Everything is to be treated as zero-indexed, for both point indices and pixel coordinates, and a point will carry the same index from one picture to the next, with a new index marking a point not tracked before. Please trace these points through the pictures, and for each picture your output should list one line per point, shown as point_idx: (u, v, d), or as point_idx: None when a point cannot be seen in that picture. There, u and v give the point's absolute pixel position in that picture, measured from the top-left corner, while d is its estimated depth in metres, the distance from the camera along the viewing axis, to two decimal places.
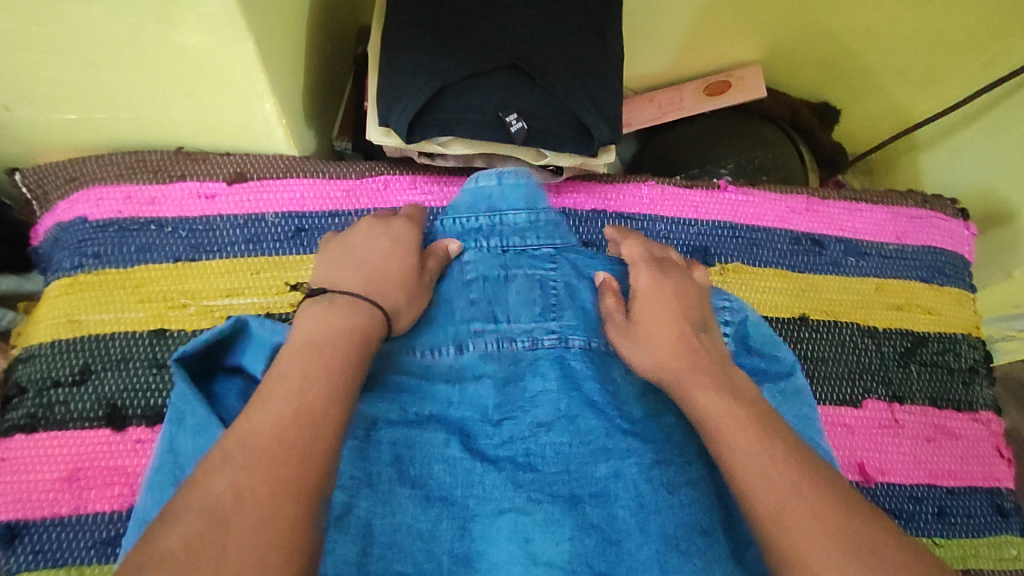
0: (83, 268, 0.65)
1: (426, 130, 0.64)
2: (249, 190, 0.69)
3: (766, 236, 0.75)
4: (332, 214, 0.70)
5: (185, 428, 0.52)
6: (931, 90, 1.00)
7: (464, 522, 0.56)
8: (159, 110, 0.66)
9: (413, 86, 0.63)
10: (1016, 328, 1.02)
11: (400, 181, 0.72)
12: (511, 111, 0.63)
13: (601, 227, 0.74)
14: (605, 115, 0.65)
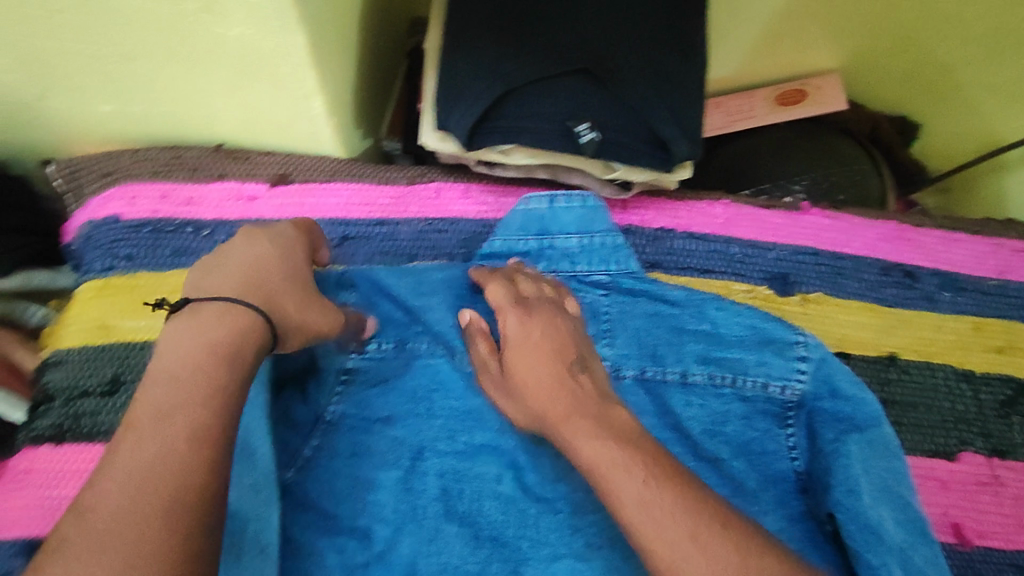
0: (116, 270, 0.61)
1: (486, 137, 0.58)
2: (292, 194, 0.64)
3: (851, 265, 0.68)
4: (380, 222, 0.65)
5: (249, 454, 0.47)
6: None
7: (516, 567, 0.51)
8: (198, 104, 0.61)
9: (473, 87, 0.57)
10: None
11: (453, 188, 0.67)
12: (582, 119, 0.57)
13: (669, 247, 0.67)
14: (684, 126, 0.59)
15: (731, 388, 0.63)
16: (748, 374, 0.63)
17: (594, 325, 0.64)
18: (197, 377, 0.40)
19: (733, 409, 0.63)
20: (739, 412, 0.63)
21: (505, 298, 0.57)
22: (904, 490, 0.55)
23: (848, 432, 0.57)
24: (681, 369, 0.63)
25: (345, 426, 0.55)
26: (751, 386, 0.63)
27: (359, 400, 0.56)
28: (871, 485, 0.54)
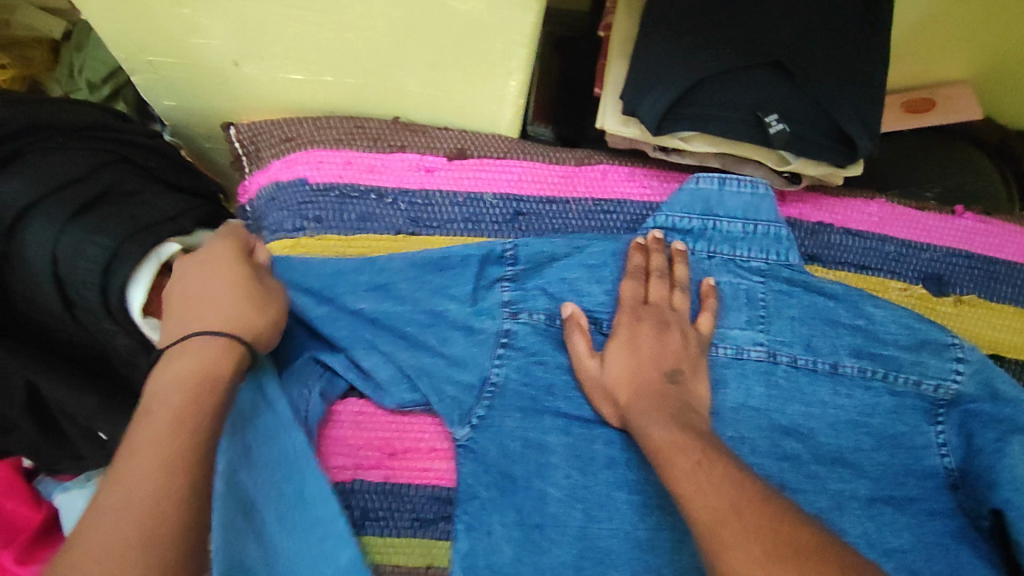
0: (305, 230, 0.64)
1: (673, 123, 0.60)
2: (468, 167, 0.67)
3: (1006, 270, 0.69)
4: (550, 199, 0.67)
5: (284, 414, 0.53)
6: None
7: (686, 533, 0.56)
8: (392, 77, 0.64)
9: (667, 76, 0.59)
10: None
11: (619, 171, 0.69)
12: (772, 111, 0.59)
13: (828, 241, 0.69)
14: (867, 124, 0.60)
15: (882, 382, 0.62)
16: (904, 371, 0.62)
17: (749, 310, 0.64)
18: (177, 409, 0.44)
19: (884, 402, 0.62)
20: (890, 406, 0.62)
21: (632, 297, 0.60)
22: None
23: (1011, 433, 0.58)
24: (833, 360, 0.63)
25: (511, 394, 0.58)
26: (905, 383, 0.62)
27: (521, 366, 0.59)
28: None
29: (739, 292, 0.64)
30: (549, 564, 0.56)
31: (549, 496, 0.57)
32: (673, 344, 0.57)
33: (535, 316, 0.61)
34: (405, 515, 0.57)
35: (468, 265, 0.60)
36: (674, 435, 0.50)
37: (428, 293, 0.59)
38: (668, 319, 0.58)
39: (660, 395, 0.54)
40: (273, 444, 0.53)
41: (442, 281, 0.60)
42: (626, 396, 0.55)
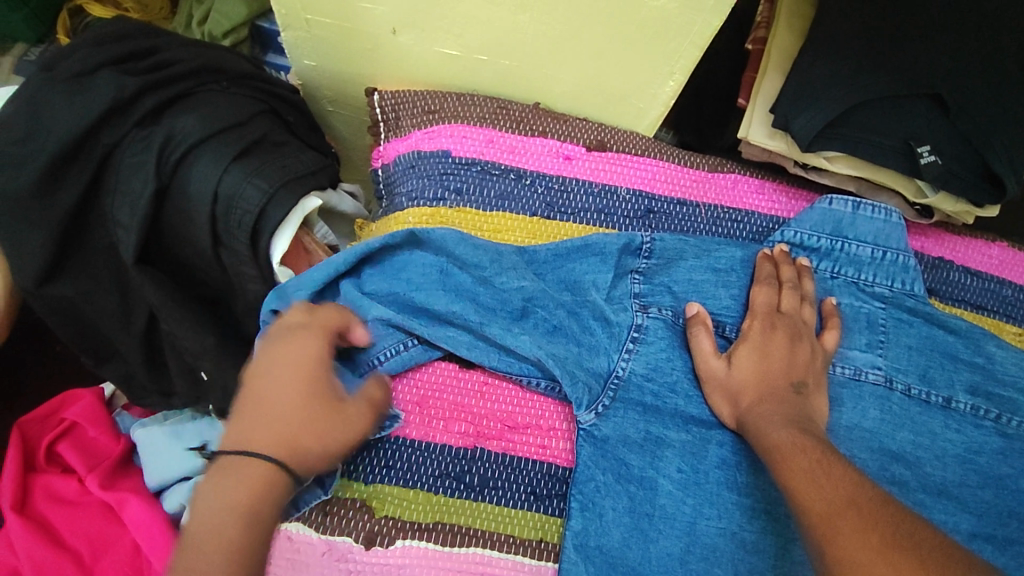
0: (445, 201, 0.66)
1: (823, 140, 0.62)
2: (606, 160, 0.68)
3: None
4: (681, 201, 0.68)
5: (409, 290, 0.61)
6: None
7: (788, 542, 0.55)
8: (549, 64, 0.66)
9: (824, 94, 0.60)
10: None
11: (749, 183, 0.70)
12: (926, 141, 0.60)
13: (946, 277, 0.69)
14: (1015, 164, 0.60)
15: (993, 422, 0.62)
16: (1018, 414, 0.62)
17: (868, 333, 0.64)
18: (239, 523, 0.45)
19: (993, 442, 0.62)
20: (999, 446, 0.62)
21: (766, 305, 0.61)
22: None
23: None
24: (947, 394, 0.63)
25: (633, 388, 0.60)
26: (1016, 426, 0.62)
27: (649, 362, 0.61)
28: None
29: (860, 317, 0.65)
30: (654, 555, 0.54)
31: (660, 487, 0.56)
32: (801, 354, 0.58)
33: (663, 311, 0.62)
34: (522, 489, 0.57)
35: (613, 253, 0.63)
36: (793, 437, 0.51)
37: (573, 281, 0.63)
38: (799, 331, 0.59)
39: (786, 400, 0.54)
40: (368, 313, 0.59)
41: (585, 271, 0.63)
42: (750, 400, 0.56)
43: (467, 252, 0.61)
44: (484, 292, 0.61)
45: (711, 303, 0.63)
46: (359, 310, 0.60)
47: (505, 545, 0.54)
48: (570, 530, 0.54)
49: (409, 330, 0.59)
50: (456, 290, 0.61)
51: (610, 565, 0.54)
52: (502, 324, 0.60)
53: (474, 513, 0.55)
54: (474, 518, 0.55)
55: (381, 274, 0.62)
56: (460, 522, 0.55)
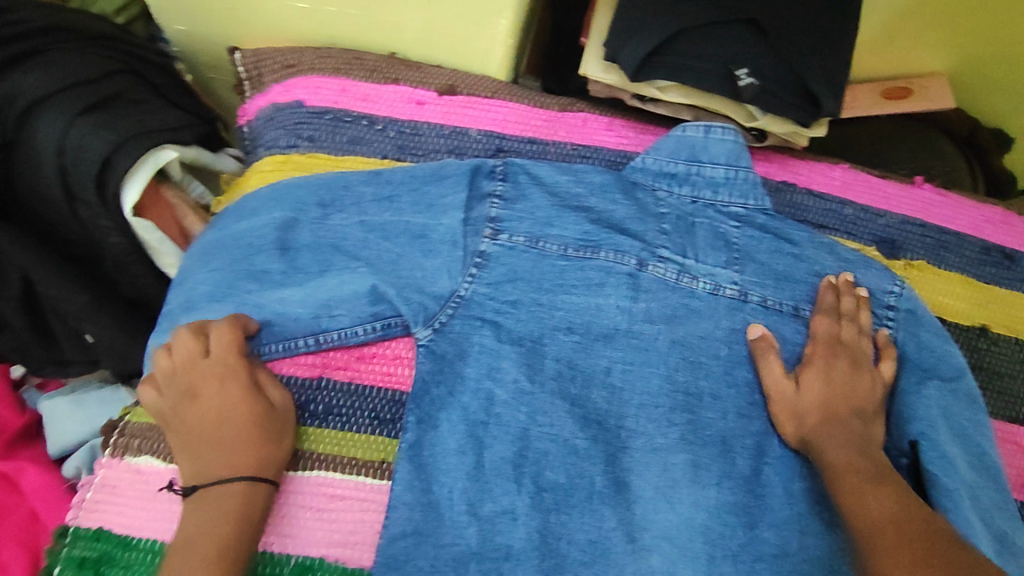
0: (298, 148, 0.68)
1: (651, 69, 0.65)
2: (457, 103, 0.70)
3: (955, 240, 0.73)
4: (532, 140, 0.71)
5: (253, 249, 0.62)
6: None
7: (616, 450, 0.60)
8: (391, 11, 0.68)
9: (649, 24, 0.63)
10: None
11: (598, 120, 0.73)
12: (743, 65, 0.63)
13: (790, 200, 0.73)
14: (831, 83, 0.64)
15: None
16: None
17: (726, 252, 0.67)
18: (227, 528, 0.51)
19: None
20: None
21: (828, 334, 0.64)
22: (982, 441, 0.61)
23: (929, 378, 0.63)
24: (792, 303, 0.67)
25: (475, 305, 0.62)
26: None
27: (491, 281, 0.63)
28: (946, 423, 0.61)
29: (710, 245, 0.67)
30: (488, 460, 0.58)
31: (496, 398, 0.60)
32: (862, 384, 0.62)
33: (516, 237, 0.65)
34: (366, 414, 0.60)
35: (461, 175, 0.65)
36: (851, 458, 0.57)
37: (429, 203, 0.64)
38: (858, 359, 0.63)
39: (849, 422, 0.60)
40: (229, 251, 0.62)
41: (438, 191, 0.65)
42: (816, 423, 0.61)
43: (308, 197, 0.64)
44: (322, 234, 0.62)
45: (560, 239, 0.65)
46: (201, 304, 0.61)
47: (347, 467, 0.57)
48: (405, 444, 0.57)
49: (248, 288, 0.60)
50: (294, 247, 0.62)
51: (439, 473, 0.57)
52: (342, 265, 0.61)
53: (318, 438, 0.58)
54: (318, 443, 0.58)
55: (219, 251, 0.63)
56: (303, 447, 0.58)
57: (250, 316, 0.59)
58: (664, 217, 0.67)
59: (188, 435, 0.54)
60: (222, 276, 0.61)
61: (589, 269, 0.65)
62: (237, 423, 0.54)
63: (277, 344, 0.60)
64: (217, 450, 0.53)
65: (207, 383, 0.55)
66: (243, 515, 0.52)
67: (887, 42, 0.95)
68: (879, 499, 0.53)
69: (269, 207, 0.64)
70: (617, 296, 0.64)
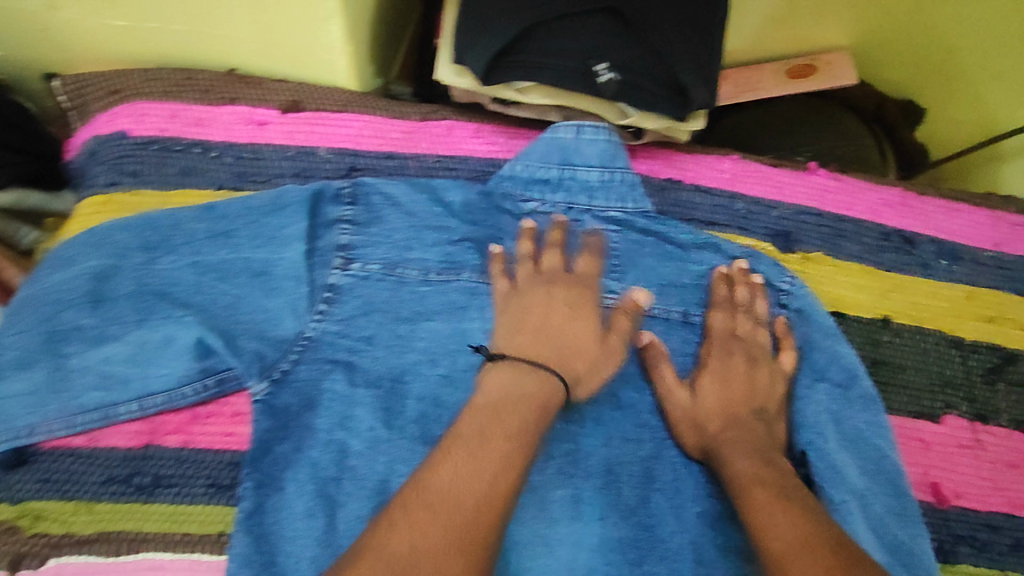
0: (120, 186, 0.61)
1: (506, 71, 0.58)
2: (303, 120, 0.64)
3: (852, 227, 0.69)
4: (389, 155, 0.64)
5: (65, 305, 0.54)
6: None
7: None
8: (215, 24, 0.59)
9: (498, 21, 0.57)
10: None
11: (464, 127, 0.66)
12: (603, 59, 0.58)
13: (676, 198, 0.68)
14: (703, 71, 0.59)
15: None
16: None
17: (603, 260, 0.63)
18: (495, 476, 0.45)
19: None
20: None
21: (724, 330, 0.61)
22: (880, 443, 0.58)
23: (821, 381, 0.60)
24: (681, 309, 0.63)
25: (325, 346, 0.57)
26: None
27: (343, 318, 0.58)
28: (838, 429, 0.58)
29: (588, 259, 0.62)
30: (343, 520, 0.52)
31: (351, 448, 0.55)
32: (761, 380, 0.58)
33: (370, 265, 0.60)
34: (199, 480, 0.54)
35: (301, 203, 0.59)
36: (757, 468, 0.51)
37: (270, 236, 0.58)
38: (755, 354, 0.60)
39: (748, 427, 0.55)
40: (34, 309, 0.55)
41: (279, 222, 0.58)
42: (715, 428, 0.56)
43: (128, 237, 0.57)
44: (145, 280, 0.55)
45: (420, 263, 0.60)
46: (4, 372, 0.52)
47: (178, 546, 0.52)
48: (243, 512, 0.51)
49: (57, 351, 0.53)
50: (112, 297, 0.54)
51: (286, 540, 0.51)
52: (166, 311, 0.53)
53: (141, 516, 0.52)
54: (142, 520, 0.52)
55: (25, 310, 0.55)
56: (125, 528, 0.52)
57: (63, 384, 0.52)
58: (533, 229, 0.63)
59: (546, 333, 0.56)
60: (31, 336, 0.53)
61: (451, 293, 0.60)
62: (583, 337, 0.57)
63: (94, 413, 0.53)
64: (542, 348, 0.55)
65: (563, 305, 0.58)
66: (515, 436, 0.48)
67: (787, 17, 0.91)
68: (788, 512, 0.46)
69: (84, 255, 0.56)
70: (482, 320, 0.59)
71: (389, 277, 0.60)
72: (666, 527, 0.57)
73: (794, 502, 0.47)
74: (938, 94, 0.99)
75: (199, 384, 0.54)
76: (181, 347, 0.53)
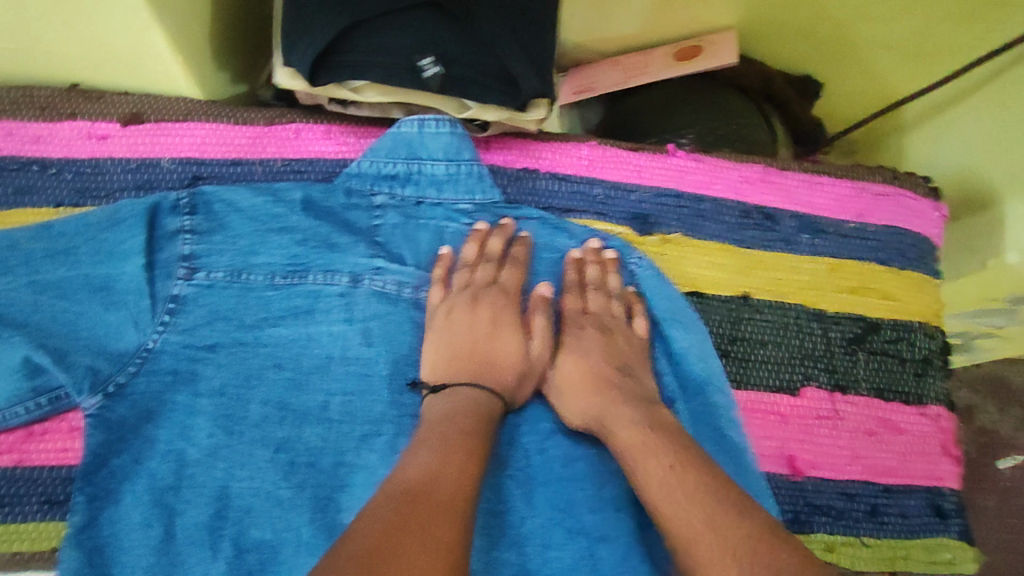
0: None
1: (332, 71, 0.57)
2: (145, 132, 0.64)
3: (712, 207, 0.69)
4: (235, 162, 0.64)
5: None
6: (920, 73, 0.95)
7: (331, 492, 0.56)
8: (35, 44, 0.57)
9: (318, 23, 0.56)
10: (995, 322, 0.96)
11: (313, 129, 0.66)
12: (427, 54, 0.57)
13: (531, 187, 0.67)
14: (535, 62, 0.59)
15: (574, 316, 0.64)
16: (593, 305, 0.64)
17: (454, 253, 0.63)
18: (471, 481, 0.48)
19: None
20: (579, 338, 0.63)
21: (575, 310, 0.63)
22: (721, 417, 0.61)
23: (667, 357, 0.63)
24: (535, 297, 0.63)
25: (167, 357, 0.56)
26: None
27: (188, 328, 0.57)
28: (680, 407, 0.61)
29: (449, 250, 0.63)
30: (183, 526, 0.54)
31: (190, 457, 0.55)
32: (611, 353, 0.60)
33: (215, 273, 0.59)
34: (33, 498, 0.55)
35: (137, 218, 0.57)
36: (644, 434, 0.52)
37: (109, 251, 0.55)
38: (602, 331, 0.61)
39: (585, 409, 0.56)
40: None
41: (126, 239, 0.56)
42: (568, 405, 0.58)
43: None
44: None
45: (262, 268, 0.59)
46: None
47: (12, 563, 0.54)
48: (75, 526, 0.52)
49: None
50: None
51: (122, 551, 0.52)
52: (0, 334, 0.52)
53: None
54: None
55: None
56: None
57: None
58: (378, 228, 0.62)
59: (466, 349, 0.58)
60: None
61: (297, 297, 0.59)
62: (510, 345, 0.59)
63: None
64: (479, 366, 0.57)
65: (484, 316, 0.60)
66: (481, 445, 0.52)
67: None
68: (691, 496, 0.46)
69: None
70: (329, 322, 0.59)
71: (234, 282, 0.59)
72: (516, 511, 0.59)
73: (677, 486, 0.46)
74: (832, 68, 1.00)
75: (33, 403, 0.55)
76: (9, 368, 0.53)
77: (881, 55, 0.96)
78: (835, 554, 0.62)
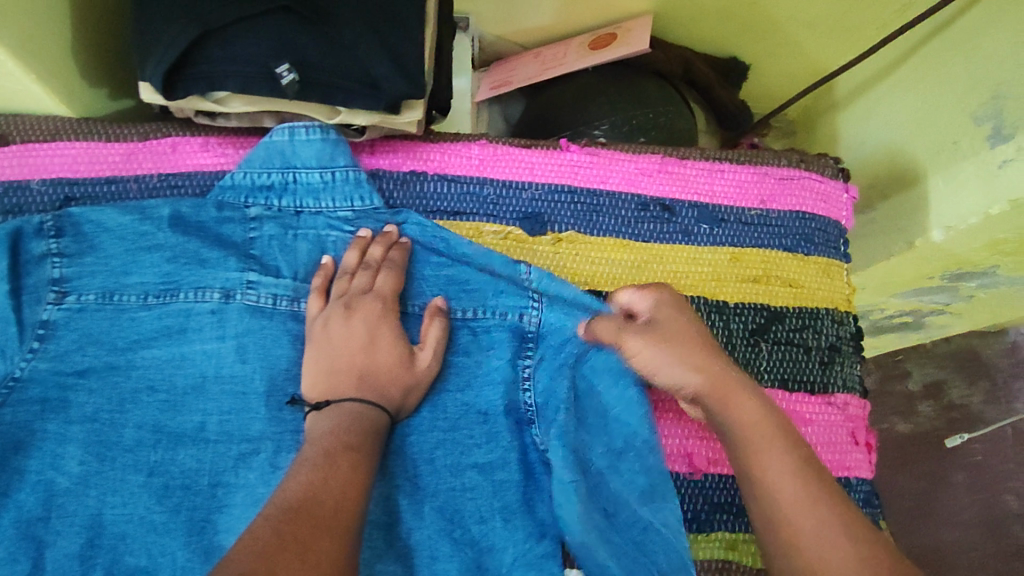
0: None
1: (188, 84, 0.56)
2: (12, 154, 0.62)
3: (607, 201, 0.68)
4: (108, 180, 0.63)
5: None
6: (845, 47, 0.93)
7: (207, 514, 0.54)
8: None
9: (167, 33, 0.54)
10: (940, 299, 0.98)
11: (190, 142, 0.64)
12: (282, 60, 0.55)
13: (419, 190, 0.66)
14: (398, 61, 0.57)
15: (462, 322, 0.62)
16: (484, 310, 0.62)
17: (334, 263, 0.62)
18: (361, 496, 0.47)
19: (468, 343, 0.61)
20: (469, 344, 0.61)
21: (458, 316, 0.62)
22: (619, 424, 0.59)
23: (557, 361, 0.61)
24: (420, 304, 0.62)
25: (36, 385, 0.55)
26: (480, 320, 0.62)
27: (59, 354, 0.56)
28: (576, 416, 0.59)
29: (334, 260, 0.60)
30: (51, 558, 0.52)
31: (58, 487, 0.53)
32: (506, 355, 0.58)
33: (85, 296, 0.57)
34: None
35: None
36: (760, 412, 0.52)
37: None
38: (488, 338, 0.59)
39: None
40: None
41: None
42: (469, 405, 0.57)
43: None
44: None
45: (133, 288, 0.58)
46: None
47: None
48: None
49: None
50: None
51: None
52: None
53: None
54: None
55: None
56: None
57: None
58: (254, 240, 0.61)
59: (336, 356, 0.55)
60: None
61: (172, 316, 0.58)
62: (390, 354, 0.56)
63: None
64: (350, 379, 0.55)
65: (361, 325, 0.57)
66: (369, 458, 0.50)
67: None
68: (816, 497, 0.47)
69: None
70: (202, 340, 0.57)
71: (105, 304, 0.57)
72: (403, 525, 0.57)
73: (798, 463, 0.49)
74: (756, 49, 0.98)
75: None
76: None
77: (803, 32, 0.94)
78: (735, 553, 0.61)
